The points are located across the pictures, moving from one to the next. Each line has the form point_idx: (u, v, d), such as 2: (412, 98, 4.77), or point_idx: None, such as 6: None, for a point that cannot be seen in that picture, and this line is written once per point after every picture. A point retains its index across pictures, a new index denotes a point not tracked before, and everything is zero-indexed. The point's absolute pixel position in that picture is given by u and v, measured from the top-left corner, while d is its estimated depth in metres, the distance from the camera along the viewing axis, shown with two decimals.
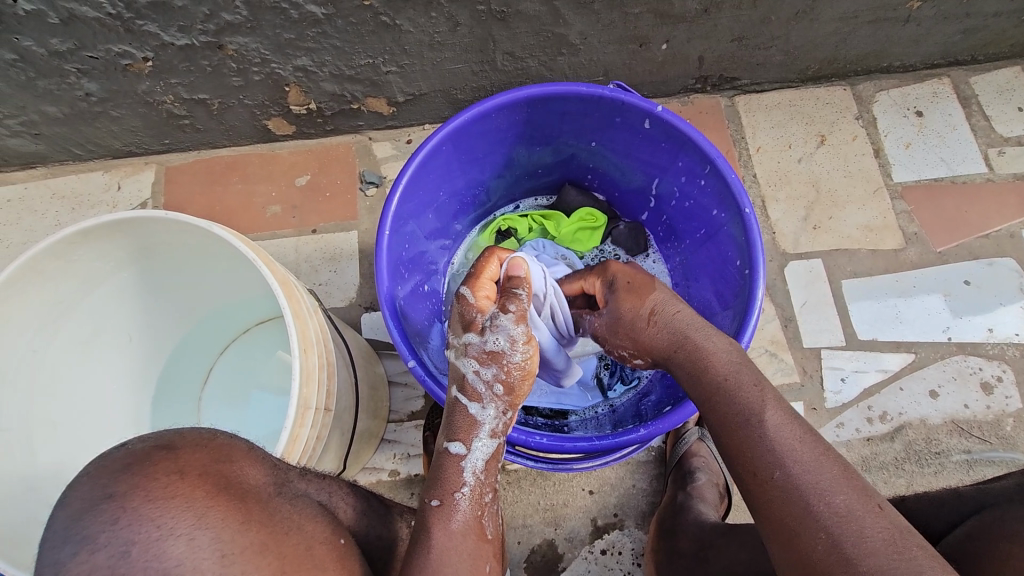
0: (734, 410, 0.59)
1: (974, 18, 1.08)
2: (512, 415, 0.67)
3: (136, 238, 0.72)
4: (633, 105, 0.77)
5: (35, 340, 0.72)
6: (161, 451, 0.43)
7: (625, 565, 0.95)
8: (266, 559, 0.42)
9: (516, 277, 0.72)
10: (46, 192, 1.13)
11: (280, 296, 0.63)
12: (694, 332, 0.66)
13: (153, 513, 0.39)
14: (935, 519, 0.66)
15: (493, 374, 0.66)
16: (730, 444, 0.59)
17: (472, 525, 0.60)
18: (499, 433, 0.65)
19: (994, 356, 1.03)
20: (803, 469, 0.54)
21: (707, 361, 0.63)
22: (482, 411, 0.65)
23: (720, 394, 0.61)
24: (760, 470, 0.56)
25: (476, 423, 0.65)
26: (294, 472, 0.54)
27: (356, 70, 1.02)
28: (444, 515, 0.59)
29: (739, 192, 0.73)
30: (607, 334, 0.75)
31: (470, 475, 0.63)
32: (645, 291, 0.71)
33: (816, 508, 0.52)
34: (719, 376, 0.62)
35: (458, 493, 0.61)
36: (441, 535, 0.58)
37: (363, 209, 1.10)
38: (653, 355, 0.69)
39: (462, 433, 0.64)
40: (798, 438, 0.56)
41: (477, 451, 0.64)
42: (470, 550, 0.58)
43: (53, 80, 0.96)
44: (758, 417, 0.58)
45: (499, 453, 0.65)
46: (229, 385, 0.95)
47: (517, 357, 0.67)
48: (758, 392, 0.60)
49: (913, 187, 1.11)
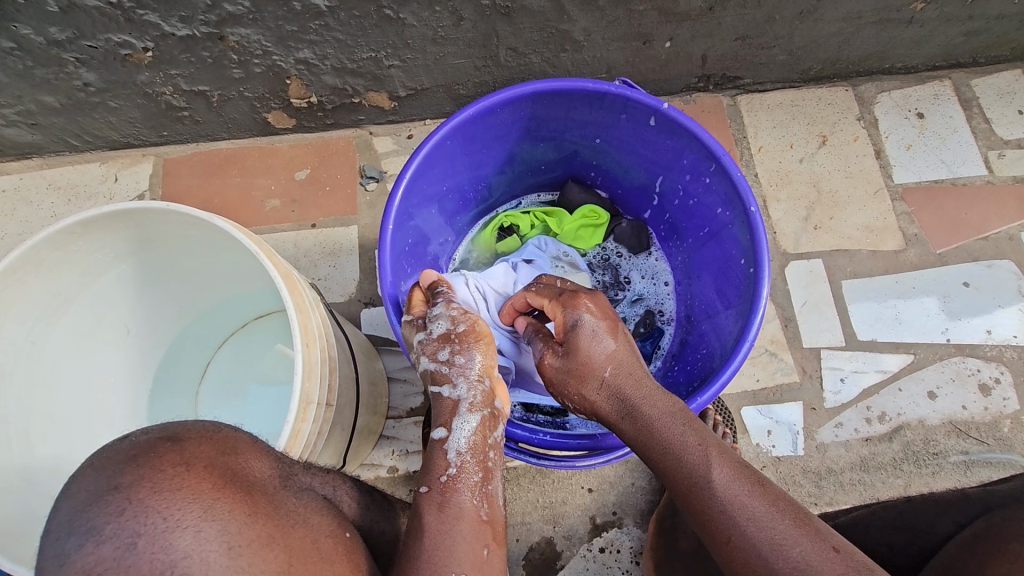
0: (683, 472, 0.59)
1: (976, 21, 1.08)
2: (487, 383, 0.66)
3: (138, 229, 0.71)
4: (639, 101, 0.76)
5: (32, 332, 0.71)
6: (166, 444, 0.42)
7: (623, 564, 0.95)
8: (273, 552, 0.42)
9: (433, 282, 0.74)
10: (42, 183, 1.12)
11: (283, 289, 0.62)
12: (643, 400, 0.64)
13: (160, 505, 0.39)
14: (937, 522, 0.66)
15: (445, 354, 0.66)
16: (688, 507, 0.59)
17: (462, 507, 0.57)
18: (476, 404, 0.64)
19: (993, 357, 1.03)
20: (756, 525, 0.54)
21: (655, 427, 0.62)
22: (454, 391, 0.65)
23: (668, 457, 0.60)
24: (717, 531, 0.56)
25: (452, 404, 0.65)
26: (298, 466, 0.53)
27: (358, 64, 1.01)
28: (430, 499, 0.58)
29: (745, 191, 0.72)
30: (557, 379, 0.68)
31: (453, 455, 0.61)
32: (603, 349, 0.66)
33: (776, 565, 0.52)
34: (665, 440, 0.61)
35: (442, 476, 0.60)
36: (431, 518, 0.56)
37: (363, 204, 1.10)
38: (598, 415, 0.67)
39: (444, 418, 0.64)
40: (747, 491, 0.56)
41: (458, 428, 0.63)
42: (462, 533, 0.56)
43: (51, 69, 0.95)
44: (705, 477, 0.58)
45: (484, 427, 0.64)
46: (228, 379, 0.95)
47: (462, 327, 0.67)
48: (704, 450, 0.59)
49: (913, 188, 1.11)
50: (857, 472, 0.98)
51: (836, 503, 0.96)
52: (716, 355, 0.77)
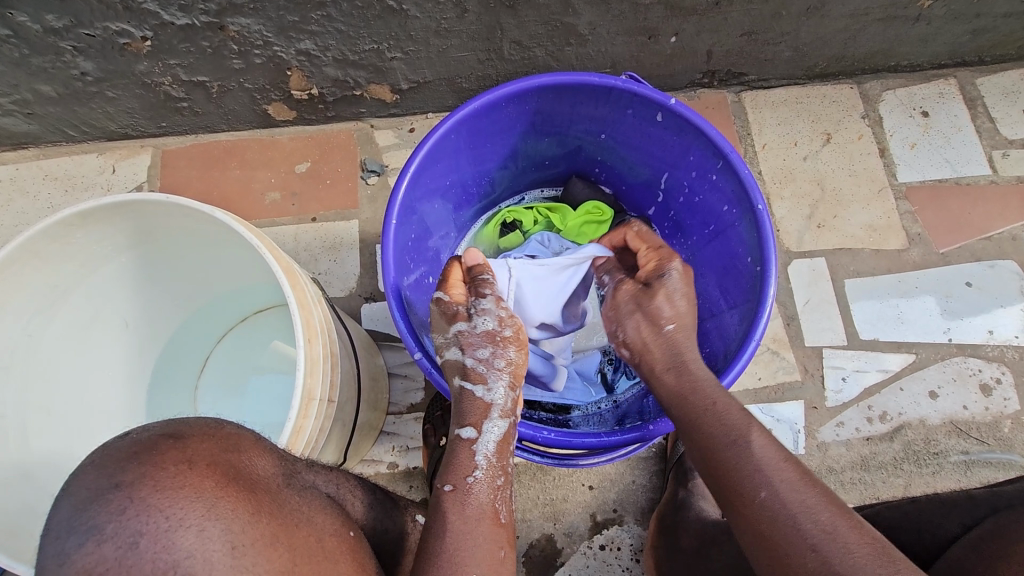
0: (720, 430, 0.59)
1: (983, 19, 1.07)
2: (517, 392, 0.66)
3: (138, 220, 0.70)
4: (646, 96, 0.75)
5: (29, 325, 0.70)
6: (168, 441, 0.41)
7: (624, 562, 0.94)
8: (277, 551, 0.41)
9: (478, 265, 0.71)
10: (38, 173, 1.10)
11: (285, 284, 0.61)
12: (694, 361, 0.65)
13: (162, 503, 0.38)
14: (943, 523, 0.66)
15: (489, 353, 0.65)
16: (717, 463, 0.57)
17: (486, 509, 0.58)
18: (509, 412, 0.64)
19: (994, 357, 1.03)
20: (787, 488, 0.54)
21: (699, 386, 0.62)
22: (489, 393, 0.64)
23: (705, 416, 0.60)
24: (747, 490, 0.55)
25: (486, 406, 0.63)
26: (301, 463, 0.53)
27: (360, 55, 1.00)
28: (457, 500, 0.59)
29: (752, 189, 0.72)
30: (623, 310, 0.71)
31: (482, 458, 0.61)
32: (681, 302, 0.69)
33: (805, 526, 0.52)
34: (707, 399, 0.61)
35: (470, 477, 0.60)
36: (454, 520, 0.57)
37: (364, 198, 1.08)
38: (643, 357, 0.68)
39: (474, 418, 0.63)
40: (781, 458, 0.56)
41: (489, 432, 0.62)
42: (484, 534, 0.57)
43: (47, 57, 0.94)
44: (745, 437, 0.57)
45: (511, 432, 0.64)
46: (227, 374, 0.94)
47: (508, 331, 0.67)
48: (744, 416, 0.59)
49: (917, 188, 1.11)
50: (857, 471, 0.98)
51: None
52: (721, 353, 0.77)
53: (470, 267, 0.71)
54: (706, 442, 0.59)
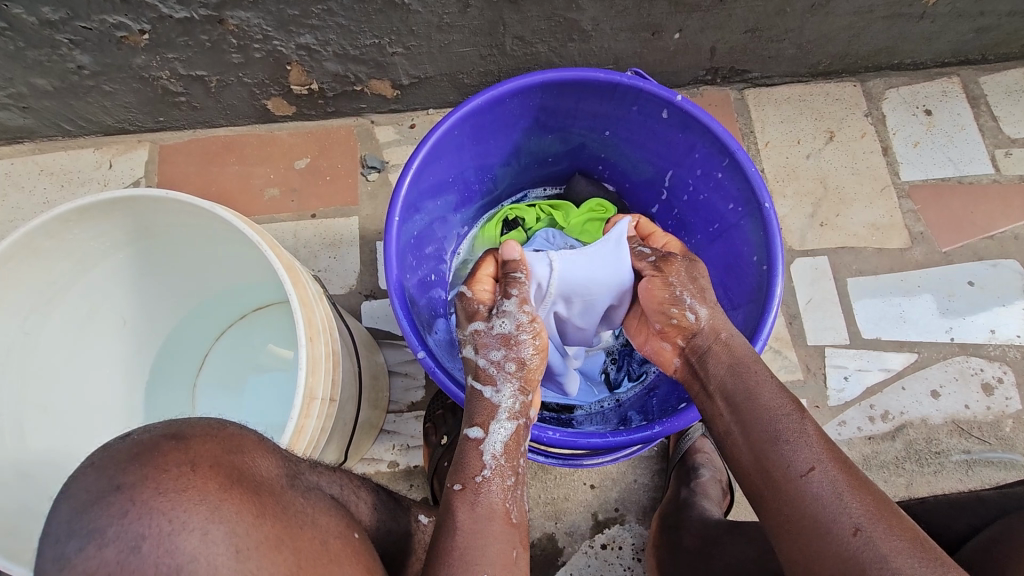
0: (773, 405, 0.61)
1: (987, 17, 1.07)
2: (527, 395, 0.68)
3: (136, 216, 0.69)
4: (652, 93, 0.74)
5: (26, 322, 0.69)
6: (170, 441, 0.41)
7: (625, 561, 0.94)
8: (282, 554, 0.40)
9: (512, 260, 0.73)
10: (33, 167, 1.09)
11: (286, 281, 0.61)
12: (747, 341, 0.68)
13: (165, 506, 0.37)
14: (950, 525, 0.66)
15: (500, 353, 0.68)
16: (768, 435, 0.59)
17: (496, 508, 0.59)
18: (516, 413, 0.66)
19: (996, 357, 1.03)
20: (835, 465, 0.56)
21: (753, 362, 0.65)
22: (497, 394, 0.66)
23: (762, 389, 0.62)
24: (794, 462, 0.57)
25: (492, 407, 0.65)
26: (305, 464, 0.52)
27: (361, 50, 0.98)
28: (467, 498, 0.59)
29: (759, 187, 0.71)
30: (686, 277, 0.73)
31: (489, 458, 0.62)
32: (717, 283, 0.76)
33: (851, 503, 0.53)
34: (762, 375, 0.64)
35: (479, 476, 0.61)
36: (465, 517, 0.57)
37: (364, 194, 1.07)
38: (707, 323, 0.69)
39: (481, 418, 0.65)
40: (829, 439, 0.58)
41: (496, 433, 0.64)
42: (494, 534, 0.57)
43: (44, 50, 0.92)
44: (797, 412, 0.60)
45: (519, 435, 0.65)
46: (225, 372, 0.93)
47: (526, 336, 0.70)
48: (796, 398, 0.62)
49: (920, 186, 1.11)
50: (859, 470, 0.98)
51: None
52: None
53: (506, 261, 0.74)
54: (757, 416, 0.61)
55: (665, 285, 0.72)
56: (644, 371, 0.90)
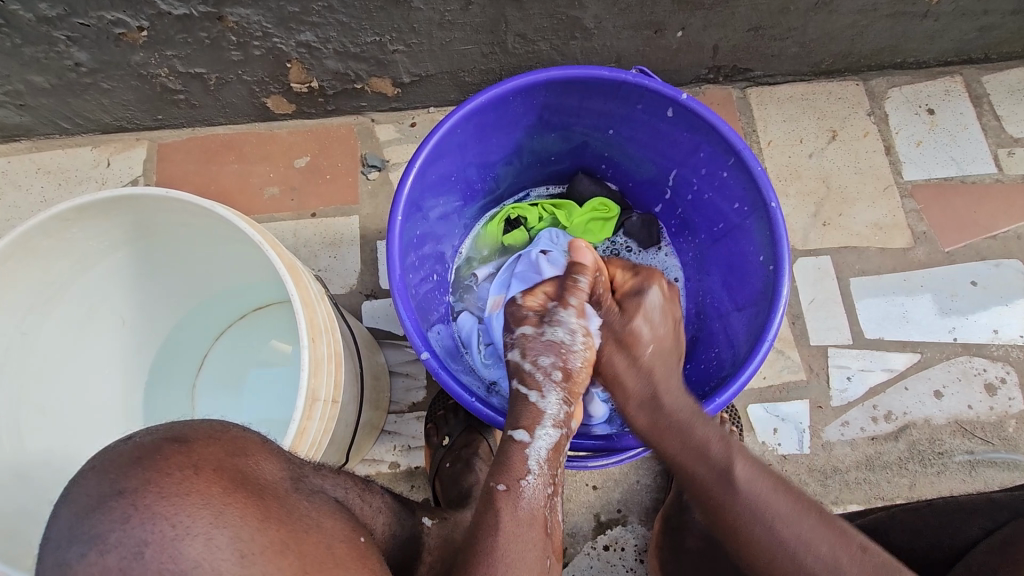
0: (707, 471, 0.60)
1: (990, 16, 1.07)
2: (571, 404, 0.65)
3: (135, 215, 0.68)
4: (658, 91, 0.74)
5: (24, 322, 0.68)
6: (172, 445, 0.40)
7: (627, 562, 0.93)
8: (287, 560, 0.39)
9: (579, 264, 0.71)
10: (30, 166, 1.08)
11: (288, 281, 0.60)
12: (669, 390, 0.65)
13: (168, 511, 0.36)
14: (962, 527, 0.65)
15: (552, 360, 0.66)
16: (709, 506, 0.60)
17: (537, 515, 0.58)
18: (561, 421, 0.63)
19: (999, 357, 1.02)
20: (783, 523, 0.57)
21: (674, 419, 0.63)
22: (543, 400, 0.64)
23: (691, 454, 0.61)
24: (743, 535, 0.58)
25: (539, 412, 0.63)
26: (309, 468, 0.51)
27: (361, 48, 0.98)
28: (511, 500, 0.58)
29: (766, 186, 0.71)
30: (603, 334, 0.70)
31: (533, 464, 0.61)
32: (663, 322, 0.70)
33: (809, 562, 0.55)
34: (689, 435, 0.62)
35: (523, 480, 0.59)
36: (508, 520, 0.56)
37: (364, 193, 1.07)
38: (620, 385, 0.67)
39: (527, 422, 0.62)
40: (768, 488, 0.58)
41: (542, 439, 0.62)
42: (533, 542, 0.56)
43: (41, 47, 0.91)
44: (729, 474, 0.59)
45: (561, 445, 0.63)
46: (224, 373, 0.92)
47: (577, 346, 0.67)
48: (724, 445, 0.61)
49: (923, 186, 1.10)
50: (862, 471, 0.97)
51: (842, 503, 0.96)
52: (729, 357, 0.76)
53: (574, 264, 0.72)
54: (701, 471, 0.60)
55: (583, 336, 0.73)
56: None
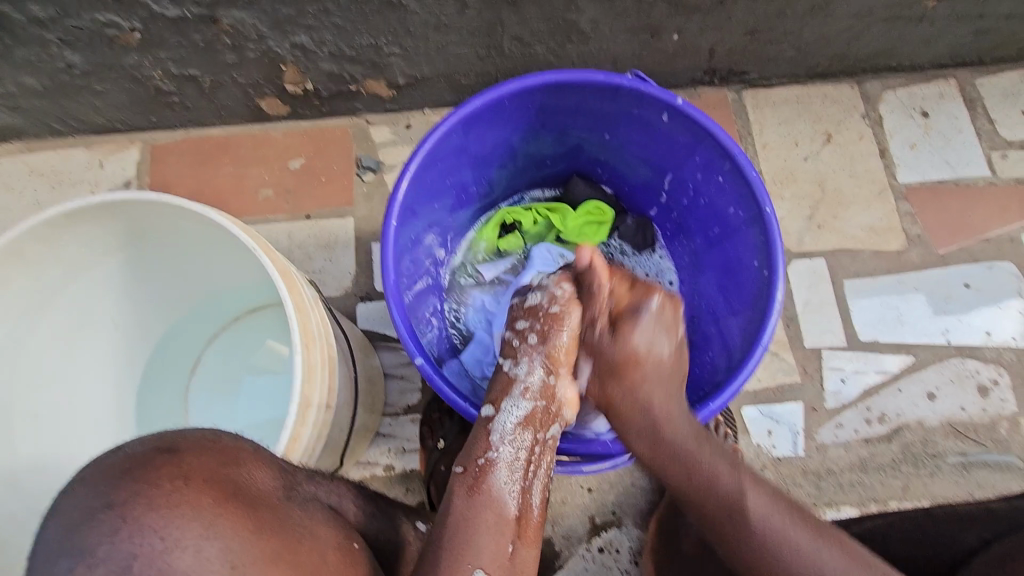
0: (718, 503, 0.61)
1: (986, 19, 1.07)
2: (550, 379, 0.66)
3: (127, 218, 0.68)
4: (653, 96, 0.74)
5: (14, 328, 0.68)
6: (163, 455, 0.40)
7: (622, 564, 0.94)
8: (279, 570, 0.40)
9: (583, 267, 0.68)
10: (23, 167, 1.07)
11: (281, 288, 0.60)
12: (661, 412, 0.64)
13: (158, 523, 0.36)
14: (959, 536, 0.66)
15: (526, 325, 0.68)
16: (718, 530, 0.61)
17: (496, 495, 0.58)
18: (531, 393, 0.65)
19: (991, 359, 1.03)
20: (795, 548, 0.58)
21: (674, 453, 0.62)
22: (516, 371, 0.66)
23: (695, 483, 0.62)
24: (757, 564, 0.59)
25: (508, 381, 0.65)
26: (301, 474, 0.51)
27: (356, 50, 0.97)
28: (466, 481, 0.59)
29: (761, 192, 0.71)
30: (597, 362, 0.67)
31: (496, 437, 0.61)
32: (661, 347, 0.65)
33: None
34: (694, 470, 0.62)
35: (481, 459, 0.60)
36: (461, 502, 0.57)
37: (360, 195, 1.06)
38: (613, 414, 0.66)
39: (494, 396, 0.64)
40: (775, 509, 0.60)
41: (507, 411, 0.63)
42: (488, 523, 0.55)
43: (33, 49, 0.91)
44: (743, 507, 0.60)
45: (535, 418, 0.64)
46: (218, 377, 0.91)
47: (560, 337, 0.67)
48: (733, 472, 0.62)
49: (917, 189, 1.11)
50: (855, 473, 0.98)
51: (836, 505, 0.96)
52: (724, 362, 0.76)
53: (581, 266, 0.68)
54: (700, 494, 0.61)
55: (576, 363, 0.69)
56: None
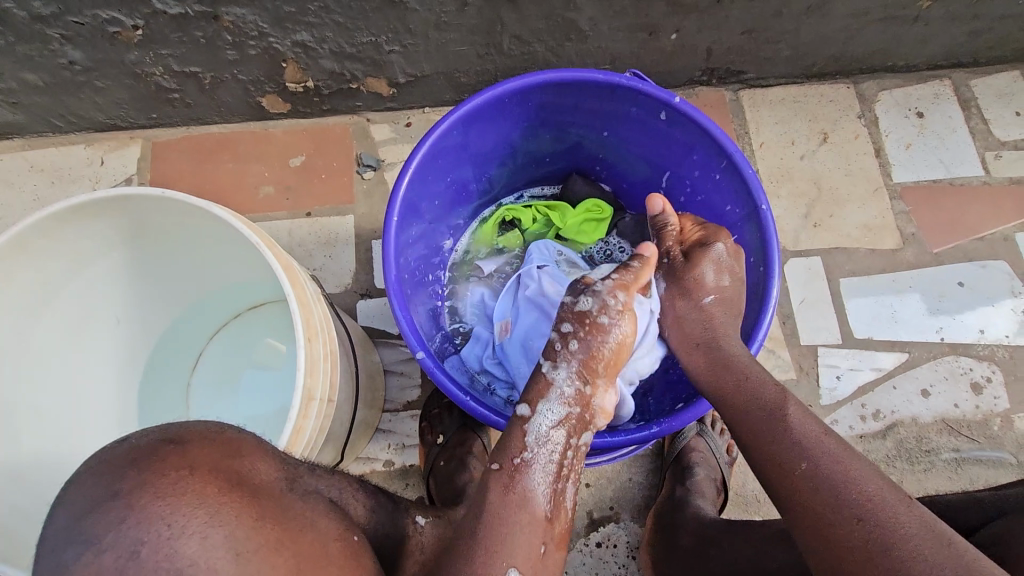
0: (758, 408, 0.64)
1: (980, 20, 1.08)
2: (588, 385, 0.65)
3: (130, 213, 0.68)
4: (651, 94, 0.75)
5: (16, 323, 0.68)
6: (168, 447, 0.41)
7: (620, 559, 0.94)
8: (281, 558, 0.40)
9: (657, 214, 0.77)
10: (23, 164, 1.07)
11: (284, 282, 0.60)
12: (724, 331, 0.72)
13: (163, 511, 0.37)
14: (945, 525, 0.67)
15: (571, 328, 0.67)
16: (753, 432, 0.63)
17: (530, 498, 0.57)
18: (569, 400, 0.63)
19: (985, 356, 1.04)
20: (829, 457, 0.57)
21: (728, 359, 0.69)
22: (555, 374, 0.64)
23: (745, 388, 0.66)
24: (786, 463, 0.59)
25: (545, 386, 0.64)
26: (304, 468, 0.52)
27: (357, 48, 0.98)
28: (502, 481, 0.58)
29: (757, 189, 0.72)
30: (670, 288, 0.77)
31: (532, 440, 0.60)
32: (724, 277, 0.75)
33: (850, 497, 0.54)
34: (740, 375, 0.67)
35: (516, 459, 0.59)
36: (496, 501, 0.56)
37: (360, 192, 1.07)
38: (678, 331, 0.75)
39: (532, 398, 0.63)
40: (813, 425, 0.60)
41: (544, 415, 0.62)
42: (522, 525, 0.55)
43: (34, 45, 0.91)
44: (780, 411, 0.62)
45: (572, 423, 0.63)
46: (219, 373, 0.92)
47: (608, 343, 0.67)
48: (781, 391, 0.64)
49: (912, 188, 1.12)
50: None
51: None
52: None
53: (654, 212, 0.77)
54: (744, 402, 0.65)
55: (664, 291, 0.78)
56: None
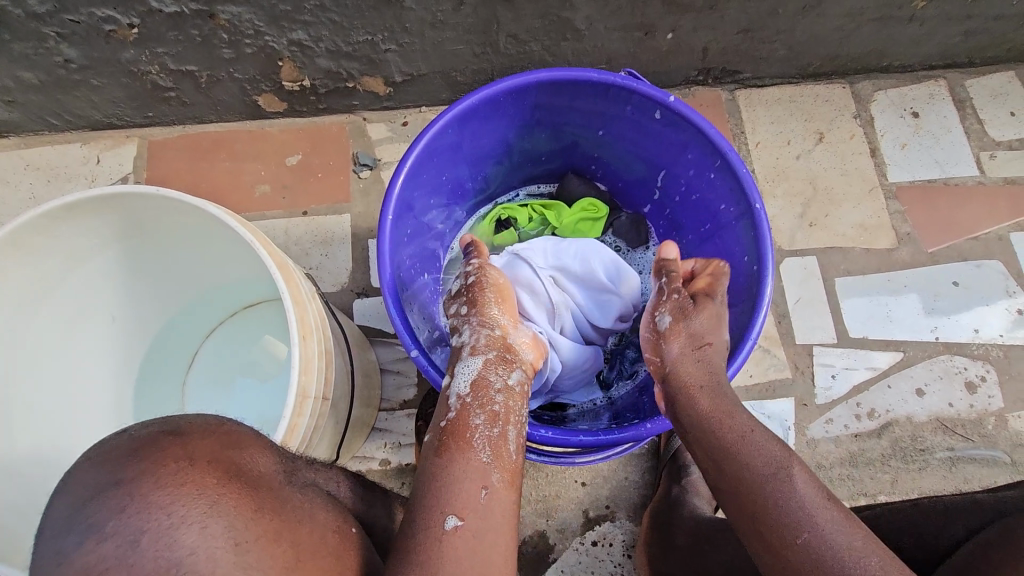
0: (759, 465, 0.59)
1: (974, 21, 1.09)
2: (491, 333, 0.70)
3: (125, 211, 0.68)
4: (645, 93, 0.75)
5: (12, 320, 0.68)
6: (168, 437, 0.40)
7: (615, 557, 0.95)
8: (279, 549, 0.40)
9: (668, 258, 0.78)
10: (19, 162, 1.07)
11: (278, 280, 0.60)
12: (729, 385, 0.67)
13: (163, 500, 0.37)
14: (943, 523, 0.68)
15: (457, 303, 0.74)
16: (750, 496, 0.58)
17: (461, 446, 0.58)
18: (476, 349, 0.68)
19: (979, 356, 1.05)
20: (835, 530, 0.54)
21: (731, 412, 0.63)
22: (461, 340, 0.70)
23: (747, 445, 0.61)
24: (785, 533, 0.56)
25: (457, 352, 0.69)
26: (301, 461, 0.52)
27: (353, 47, 0.98)
28: (434, 445, 0.60)
29: (750, 188, 0.72)
30: (673, 333, 0.71)
31: (454, 398, 0.63)
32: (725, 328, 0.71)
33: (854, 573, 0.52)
34: (740, 430, 0.62)
35: (443, 421, 0.62)
36: (432, 463, 0.58)
37: (356, 191, 1.07)
38: (677, 378, 0.68)
39: (449, 368, 0.67)
40: (815, 490, 0.57)
41: (459, 373, 0.65)
42: (458, 475, 0.56)
43: (30, 43, 0.91)
44: (786, 472, 0.58)
45: (487, 368, 0.66)
46: (215, 372, 0.92)
47: (489, 296, 0.73)
48: (784, 448, 0.60)
49: (907, 188, 1.12)
50: (846, 467, 0.99)
51: None
52: None
53: (665, 258, 0.78)
54: (745, 457, 0.60)
55: (665, 334, 0.72)
56: (636, 369, 0.89)
